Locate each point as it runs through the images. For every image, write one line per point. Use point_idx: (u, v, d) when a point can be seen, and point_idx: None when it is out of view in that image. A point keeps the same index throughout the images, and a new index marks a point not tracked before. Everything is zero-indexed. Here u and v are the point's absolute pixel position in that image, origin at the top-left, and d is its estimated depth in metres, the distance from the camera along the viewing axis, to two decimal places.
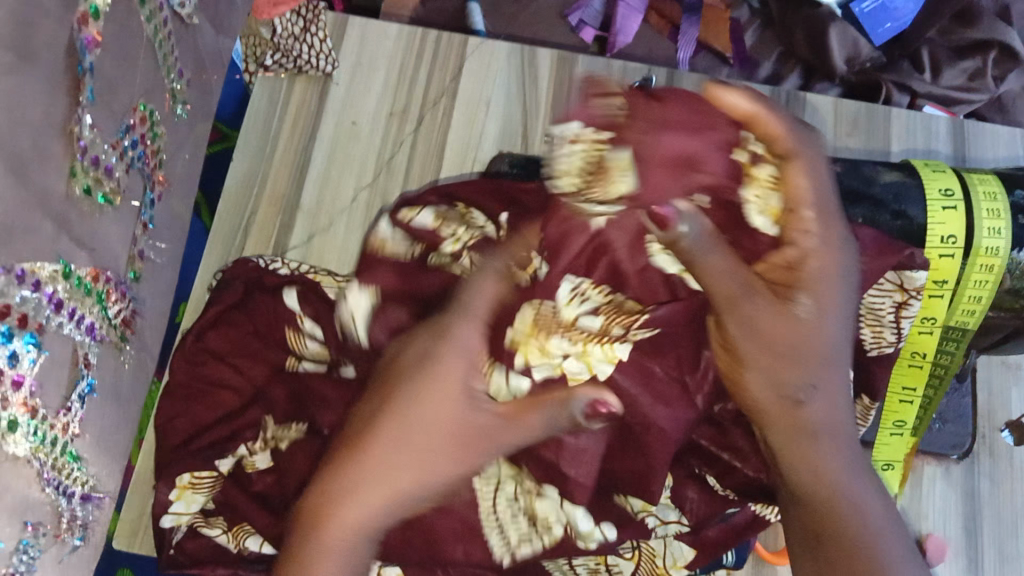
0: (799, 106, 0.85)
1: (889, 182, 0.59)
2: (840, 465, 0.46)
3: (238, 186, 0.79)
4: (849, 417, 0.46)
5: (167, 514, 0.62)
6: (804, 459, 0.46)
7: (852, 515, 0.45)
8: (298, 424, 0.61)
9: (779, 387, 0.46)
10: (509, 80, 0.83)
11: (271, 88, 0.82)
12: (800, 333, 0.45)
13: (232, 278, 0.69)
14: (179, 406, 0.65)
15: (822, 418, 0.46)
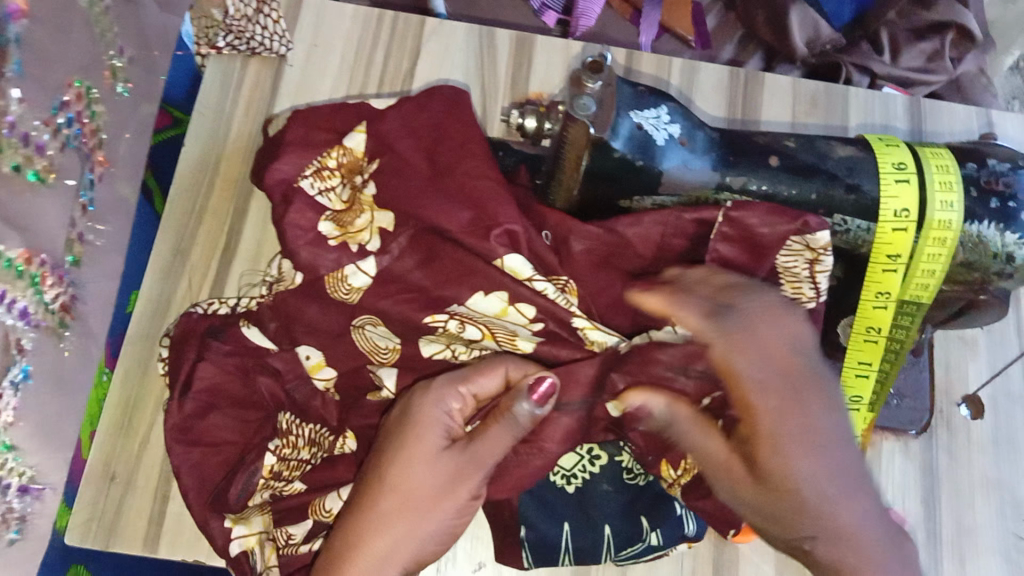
0: (759, 86, 0.84)
1: (843, 156, 0.59)
2: (821, 479, 0.49)
3: (189, 172, 0.77)
4: (837, 430, 0.51)
5: (234, 539, 0.65)
6: (765, 450, 0.50)
7: (832, 567, 0.50)
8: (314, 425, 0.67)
9: (786, 536, 0.51)
10: (467, 60, 0.83)
11: (224, 69, 0.81)
12: (779, 488, 0.50)
13: (185, 334, 0.69)
14: (195, 453, 0.65)
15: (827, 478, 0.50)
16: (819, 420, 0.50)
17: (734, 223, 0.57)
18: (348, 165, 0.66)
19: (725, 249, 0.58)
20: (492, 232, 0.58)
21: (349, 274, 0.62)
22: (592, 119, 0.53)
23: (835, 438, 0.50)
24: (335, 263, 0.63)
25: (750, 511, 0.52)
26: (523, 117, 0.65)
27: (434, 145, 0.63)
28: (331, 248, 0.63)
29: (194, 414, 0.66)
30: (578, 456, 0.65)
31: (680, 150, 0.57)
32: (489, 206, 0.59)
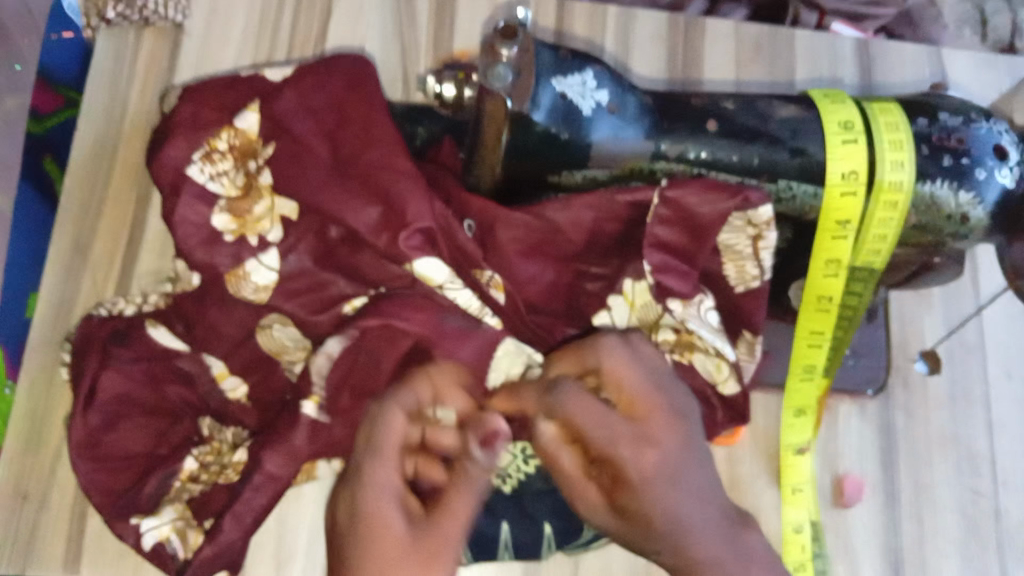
0: (699, 34, 0.79)
1: (786, 116, 0.54)
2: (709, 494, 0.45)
3: (83, 161, 0.71)
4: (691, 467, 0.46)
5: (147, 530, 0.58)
6: (629, 499, 0.45)
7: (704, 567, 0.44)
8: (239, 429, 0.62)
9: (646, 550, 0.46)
10: (385, 18, 0.76)
11: (116, 43, 0.73)
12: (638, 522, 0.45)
13: (83, 339, 0.62)
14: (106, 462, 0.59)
15: (663, 503, 0.44)
16: (671, 464, 0.45)
17: (671, 204, 0.56)
18: (240, 147, 0.62)
19: (665, 232, 0.57)
20: (399, 235, 0.56)
21: (250, 271, 0.61)
22: (510, 90, 0.48)
23: (669, 476, 0.44)
24: (232, 258, 0.61)
25: (620, 537, 0.47)
26: (441, 85, 0.60)
27: (338, 128, 0.59)
28: (228, 243, 0.61)
29: (100, 430, 0.59)
30: (512, 456, 0.64)
31: (610, 120, 0.52)
32: (396, 201, 0.56)
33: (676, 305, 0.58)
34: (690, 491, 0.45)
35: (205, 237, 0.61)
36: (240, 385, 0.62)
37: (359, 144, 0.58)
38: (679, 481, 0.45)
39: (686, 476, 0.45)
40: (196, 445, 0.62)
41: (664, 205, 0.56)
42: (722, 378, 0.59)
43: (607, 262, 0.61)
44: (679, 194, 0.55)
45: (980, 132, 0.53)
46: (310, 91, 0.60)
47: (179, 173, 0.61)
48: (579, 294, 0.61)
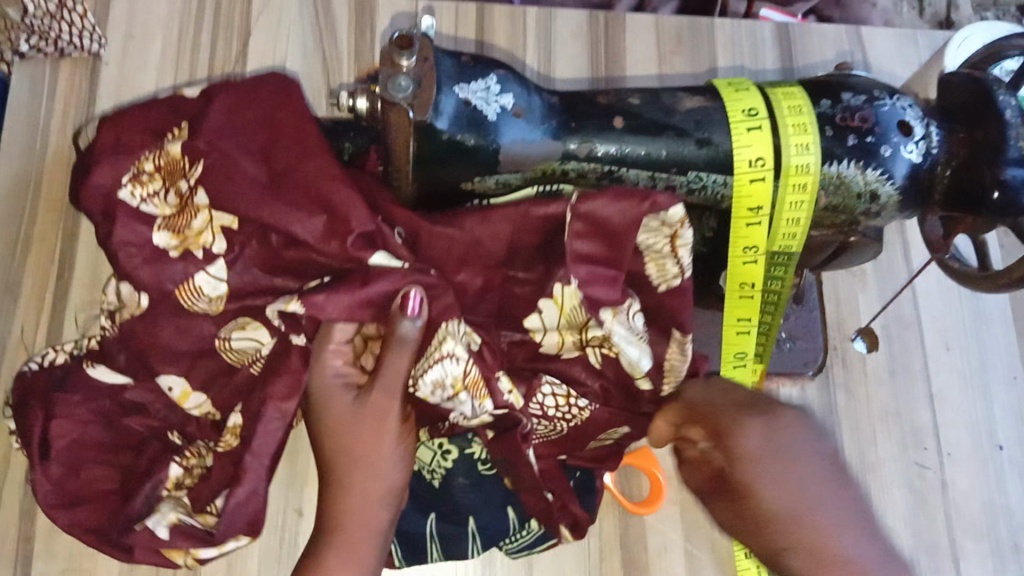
0: (619, 29, 0.80)
1: (691, 108, 0.55)
2: (784, 449, 0.52)
3: (7, 195, 0.70)
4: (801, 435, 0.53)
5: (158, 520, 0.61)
6: (741, 469, 0.52)
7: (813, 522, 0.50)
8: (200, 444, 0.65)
9: (764, 537, 0.50)
10: (304, 34, 0.76)
11: (32, 76, 0.73)
12: (745, 476, 0.51)
13: (24, 392, 0.64)
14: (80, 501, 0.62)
15: (755, 442, 0.52)
16: (776, 441, 0.52)
17: (584, 218, 0.54)
18: (166, 167, 0.63)
19: (580, 245, 0.55)
20: (347, 240, 0.55)
21: (201, 284, 0.60)
22: (411, 101, 0.49)
23: (773, 444, 0.52)
24: (182, 274, 0.61)
25: (738, 528, 0.51)
26: (354, 99, 0.60)
27: (270, 144, 0.59)
28: (174, 258, 0.61)
29: (65, 476, 0.62)
30: (433, 451, 0.65)
31: (516, 123, 0.52)
32: (338, 208, 0.55)
33: (606, 314, 0.58)
34: (800, 445, 0.52)
35: (149, 254, 0.62)
36: (202, 400, 0.64)
37: (289, 160, 0.58)
38: (784, 438, 0.52)
39: (794, 437, 0.53)
40: (174, 454, 0.64)
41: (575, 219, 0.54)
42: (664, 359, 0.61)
43: (532, 267, 0.59)
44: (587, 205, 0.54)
45: (882, 110, 0.54)
46: (238, 117, 0.60)
47: (109, 199, 0.64)
48: (511, 297, 0.60)
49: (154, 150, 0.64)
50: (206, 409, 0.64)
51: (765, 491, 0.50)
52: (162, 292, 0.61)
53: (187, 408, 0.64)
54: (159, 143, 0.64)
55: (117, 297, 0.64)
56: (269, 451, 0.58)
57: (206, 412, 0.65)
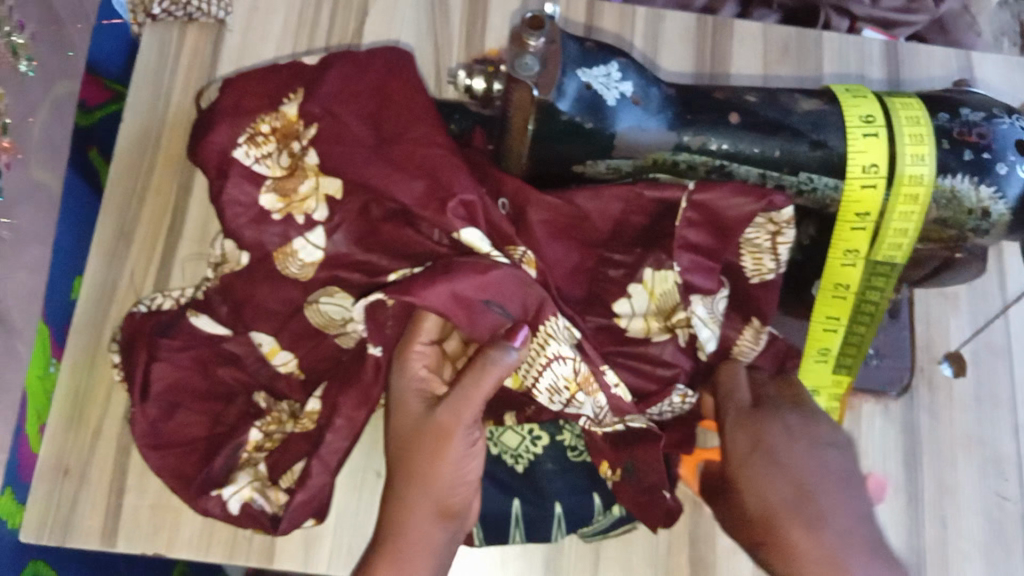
0: (727, 34, 0.81)
1: (807, 110, 0.55)
2: (790, 450, 0.55)
3: (129, 149, 0.74)
4: (784, 431, 0.56)
5: (232, 497, 0.62)
6: (737, 467, 0.55)
7: (793, 507, 0.52)
8: (290, 402, 0.66)
9: (757, 502, 0.53)
10: (418, 17, 0.78)
11: (160, 38, 0.76)
12: (743, 468, 0.55)
13: (132, 334, 0.66)
14: (170, 452, 0.63)
15: (745, 443, 0.56)
16: (773, 443, 0.55)
17: (698, 207, 0.56)
18: (281, 130, 0.64)
19: (693, 233, 0.58)
20: (447, 205, 0.56)
21: (298, 248, 0.62)
22: (536, 80, 0.50)
23: (762, 441, 0.55)
24: (281, 237, 0.63)
25: (738, 523, 0.55)
26: (471, 78, 0.62)
27: (381, 110, 0.60)
28: (276, 221, 0.63)
29: (160, 418, 0.63)
30: (522, 436, 0.68)
31: (634, 111, 0.53)
32: (442, 175, 0.56)
33: (696, 299, 0.59)
34: (793, 445, 0.55)
35: (254, 215, 0.63)
36: (290, 359, 0.65)
37: (397, 122, 0.59)
38: (773, 430, 0.56)
39: (781, 431, 0.56)
40: (255, 418, 0.65)
41: (690, 209, 0.56)
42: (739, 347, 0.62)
43: (630, 251, 0.62)
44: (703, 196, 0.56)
45: (1002, 128, 0.54)
46: (356, 74, 0.62)
47: (224, 156, 0.64)
48: (602, 281, 0.62)
49: (270, 111, 0.65)
50: (292, 366, 0.65)
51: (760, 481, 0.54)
52: (268, 253, 0.63)
53: (274, 365, 0.65)
54: (275, 105, 0.65)
55: (221, 252, 0.67)
56: (336, 452, 0.61)
57: (290, 370, 0.66)
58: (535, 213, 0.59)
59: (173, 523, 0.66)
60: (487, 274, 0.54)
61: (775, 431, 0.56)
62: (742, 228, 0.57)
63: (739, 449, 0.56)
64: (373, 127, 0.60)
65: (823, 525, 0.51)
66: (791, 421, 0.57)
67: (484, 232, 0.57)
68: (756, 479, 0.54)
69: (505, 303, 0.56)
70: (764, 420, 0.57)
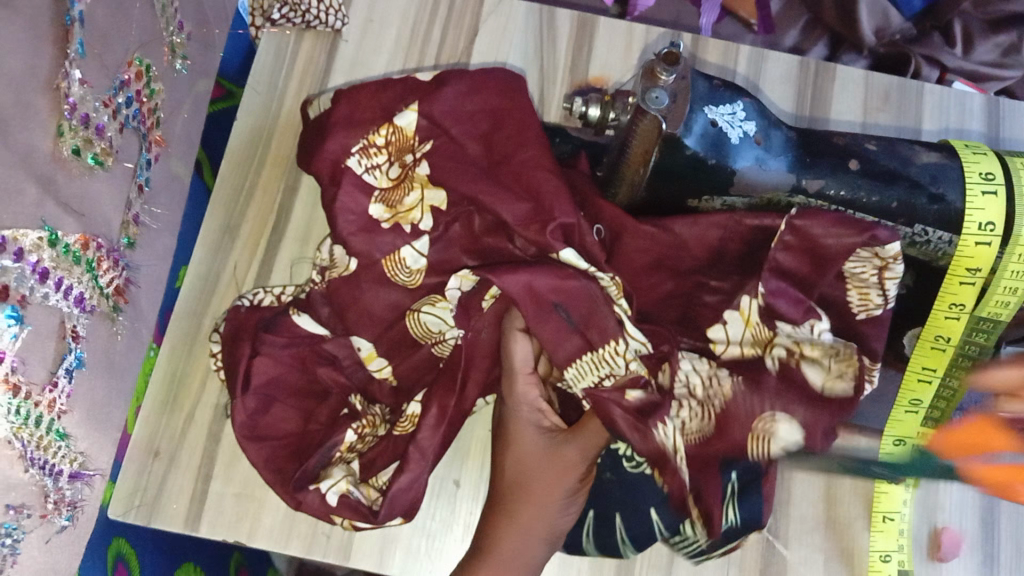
0: (829, 77, 0.81)
1: (927, 163, 0.55)
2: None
3: (240, 150, 0.76)
4: None
5: (328, 489, 0.63)
6: None
7: None
8: (381, 407, 0.68)
9: None
10: (526, 42, 0.80)
11: (277, 43, 0.80)
12: None
13: (236, 326, 0.68)
14: (267, 448, 0.65)
15: None
16: None
17: (798, 232, 0.55)
18: (396, 143, 0.66)
19: (786, 260, 0.56)
20: (547, 227, 0.57)
21: (406, 256, 0.64)
22: (664, 113, 0.51)
23: None
24: (390, 245, 0.65)
25: None
26: (587, 106, 0.63)
27: (494, 129, 0.63)
28: (385, 231, 0.65)
29: (258, 410, 0.65)
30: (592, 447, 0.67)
31: (755, 150, 0.54)
32: (546, 201, 0.58)
33: (785, 327, 0.57)
34: None
35: (365, 224, 0.65)
36: (385, 365, 0.67)
37: (504, 143, 0.61)
38: None
39: None
40: (352, 419, 0.66)
41: (788, 233, 0.54)
42: (831, 380, 0.55)
43: (727, 278, 0.60)
44: (800, 223, 0.54)
45: None
46: (476, 81, 0.64)
47: (337, 165, 0.66)
48: (697, 305, 0.60)
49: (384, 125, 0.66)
50: (384, 373, 0.68)
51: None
52: (371, 259, 0.65)
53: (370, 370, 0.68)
54: (388, 118, 0.67)
55: (330, 257, 0.69)
56: (432, 448, 0.62)
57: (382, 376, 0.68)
58: (632, 244, 0.59)
59: (255, 514, 0.67)
60: (566, 284, 0.55)
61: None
62: (842, 262, 0.56)
63: None
64: (483, 143, 0.62)
65: None
66: None
67: (578, 251, 0.58)
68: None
69: (573, 310, 0.56)
70: None
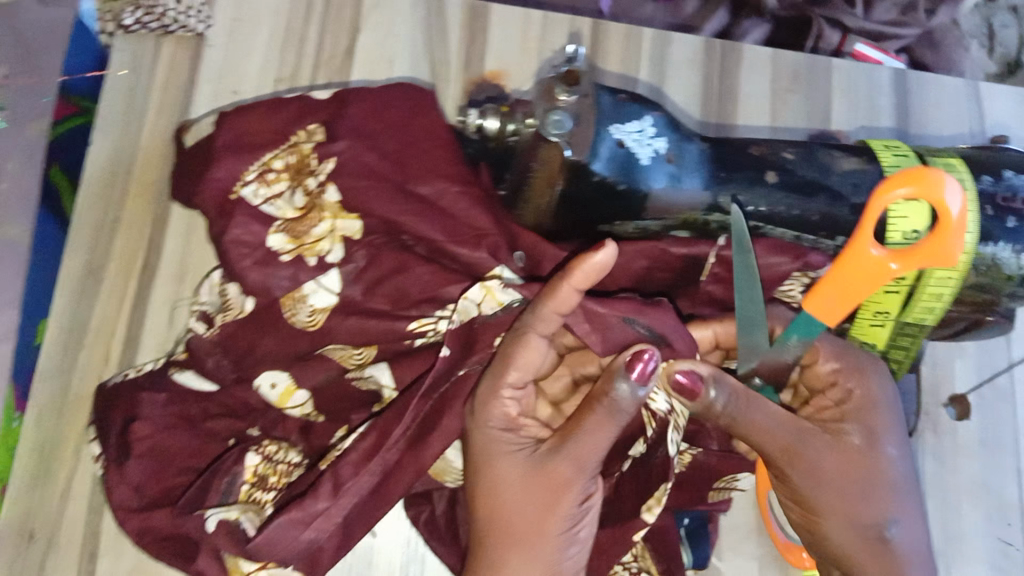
0: (735, 60, 0.78)
1: (848, 170, 0.52)
2: (842, 349, 0.55)
3: (97, 178, 0.69)
4: (881, 413, 0.55)
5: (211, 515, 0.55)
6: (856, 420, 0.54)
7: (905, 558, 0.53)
8: (292, 445, 0.61)
9: (856, 526, 0.52)
10: (414, 37, 0.75)
11: (134, 50, 0.72)
12: (859, 465, 0.53)
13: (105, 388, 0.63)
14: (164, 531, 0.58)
15: (898, 476, 0.54)
16: (874, 396, 0.55)
17: (726, 263, 0.53)
18: (295, 164, 0.63)
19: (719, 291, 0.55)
20: (482, 241, 0.56)
21: (308, 292, 0.59)
22: (568, 137, 0.46)
23: (875, 407, 0.55)
24: (291, 280, 0.59)
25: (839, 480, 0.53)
26: (483, 118, 0.59)
27: (408, 146, 0.60)
28: (285, 263, 0.60)
29: (145, 481, 0.59)
30: None
31: (667, 168, 0.50)
32: (474, 219, 0.57)
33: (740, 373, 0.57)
34: (899, 444, 0.55)
35: (260, 256, 0.60)
36: (305, 399, 0.61)
37: (410, 162, 0.60)
38: (880, 419, 0.55)
39: (883, 413, 0.55)
40: (246, 446, 0.60)
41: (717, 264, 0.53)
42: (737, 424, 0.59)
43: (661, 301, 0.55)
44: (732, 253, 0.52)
45: None
46: (383, 95, 0.63)
47: (224, 195, 0.62)
48: None
49: (281, 147, 0.64)
50: (307, 409, 0.61)
51: (821, 502, 0.52)
52: (270, 298, 0.60)
53: (288, 408, 0.61)
54: (283, 142, 0.64)
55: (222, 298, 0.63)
56: None
57: (305, 413, 0.61)
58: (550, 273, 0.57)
59: None
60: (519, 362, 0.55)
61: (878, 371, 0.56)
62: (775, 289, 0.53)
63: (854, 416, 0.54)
64: (388, 162, 0.60)
65: (850, 523, 0.52)
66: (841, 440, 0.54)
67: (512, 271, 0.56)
68: (826, 506, 0.52)
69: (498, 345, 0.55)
70: (880, 424, 0.54)
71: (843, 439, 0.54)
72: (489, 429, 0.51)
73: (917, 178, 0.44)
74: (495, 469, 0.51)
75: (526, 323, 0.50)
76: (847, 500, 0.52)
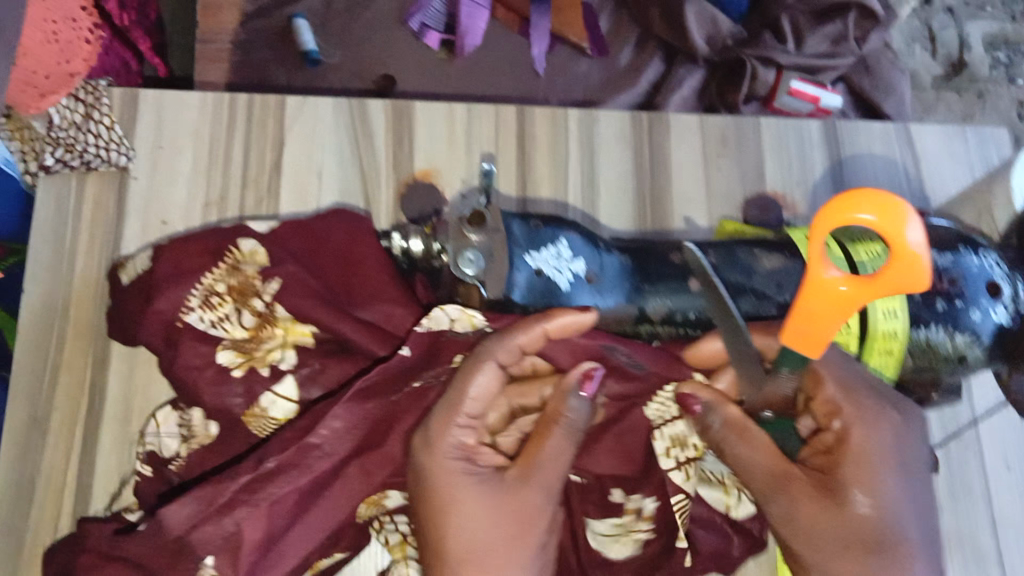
0: (663, 131, 0.79)
1: (771, 269, 0.55)
2: (849, 386, 0.54)
3: (31, 326, 0.68)
4: (889, 471, 0.53)
5: None
6: (852, 467, 0.53)
7: None
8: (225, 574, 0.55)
9: None
10: (340, 143, 0.74)
11: (58, 191, 0.71)
12: (857, 525, 0.52)
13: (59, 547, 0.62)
14: None
15: (883, 531, 0.52)
16: (879, 445, 0.53)
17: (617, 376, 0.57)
18: (238, 284, 0.60)
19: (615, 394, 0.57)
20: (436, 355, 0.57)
21: (267, 405, 0.57)
22: (480, 275, 0.50)
23: (874, 457, 0.53)
24: (247, 397, 0.57)
25: (833, 536, 0.52)
26: (408, 241, 0.60)
27: (347, 271, 0.61)
28: (235, 380, 0.57)
29: None
30: None
31: (588, 289, 0.54)
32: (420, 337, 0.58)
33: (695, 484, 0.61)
34: (906, 508, 0.53)
35: (213, 377, 0.57)
36: None
37: (353, 285, 0.61)
38: (891, 486, 0.53)
39: (894, 479, 0.53)
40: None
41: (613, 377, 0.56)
42: (733, 503, 0.62)
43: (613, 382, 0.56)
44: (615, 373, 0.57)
45: (970, 270, 0.52)
46: (324, 220, 0.64)
47: (168, 327, 0.58)
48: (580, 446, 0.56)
49: (218, 268, 0.60)
50: None
51: (817, 565, 0.53)
52: (232, 419, 0.57)
53: None
54: (222, 262, 0.60)
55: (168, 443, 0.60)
56: None
57: None
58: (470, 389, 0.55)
59: None
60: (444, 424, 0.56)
61: (893, 419, 0.54)
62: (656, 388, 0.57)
63: (850, 454, 0.53)
64: (331, 287, 0.61)
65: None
66: (856, 480, 0.53)
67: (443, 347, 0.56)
68: (829, 565, 0.52)
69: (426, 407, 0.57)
70: (876, 471, 0.53)
71: (840, 496, 0.52)
72: (445, 458, 0.53)
73: (879, 203, 0.42)
74: (460, 505, 0.53)
75: (485, 350, 0.53)
76: (857, 564, 0.52)
